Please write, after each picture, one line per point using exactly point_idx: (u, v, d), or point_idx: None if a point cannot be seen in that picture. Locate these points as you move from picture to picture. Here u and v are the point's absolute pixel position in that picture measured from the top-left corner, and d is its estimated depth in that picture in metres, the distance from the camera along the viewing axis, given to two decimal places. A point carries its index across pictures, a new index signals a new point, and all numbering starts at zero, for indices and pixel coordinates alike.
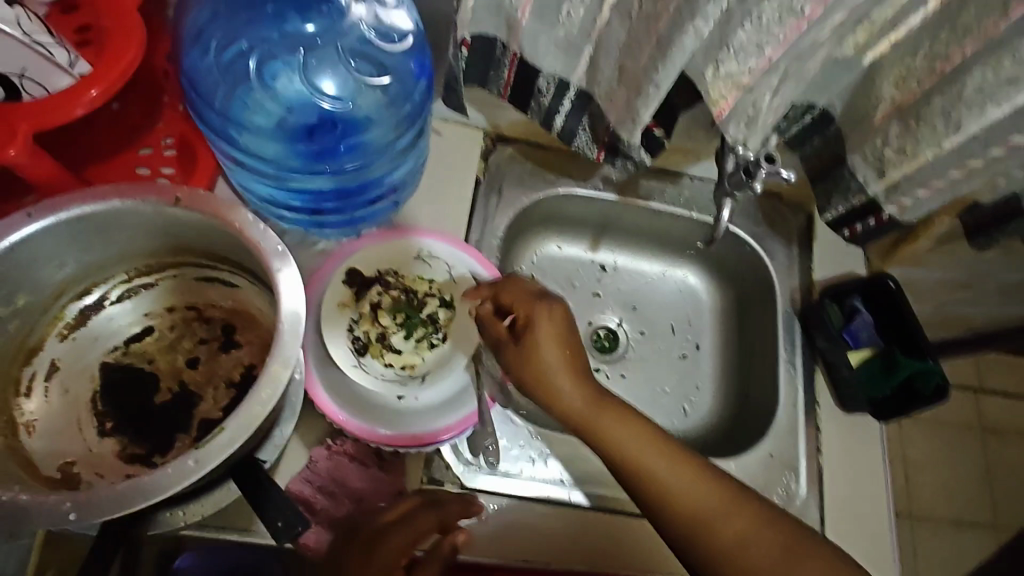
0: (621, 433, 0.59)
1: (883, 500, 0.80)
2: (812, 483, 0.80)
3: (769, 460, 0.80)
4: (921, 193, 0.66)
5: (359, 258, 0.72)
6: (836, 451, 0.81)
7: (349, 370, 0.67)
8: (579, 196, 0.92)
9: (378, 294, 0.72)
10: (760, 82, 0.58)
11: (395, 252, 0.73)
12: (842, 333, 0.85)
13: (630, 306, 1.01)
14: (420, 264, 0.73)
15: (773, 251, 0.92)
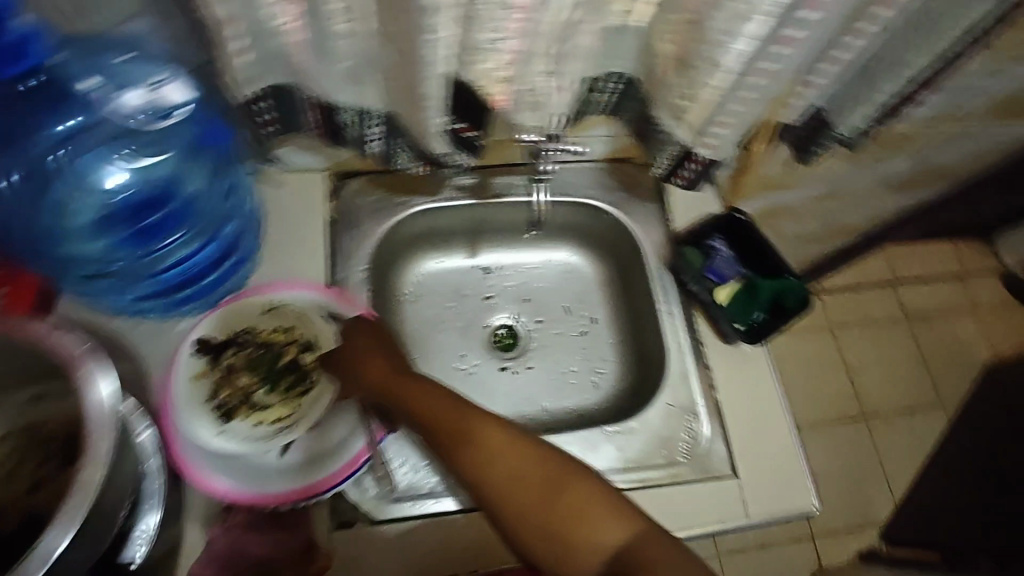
0: (413, 389, 0.63)
1: (782, 414, 0.84)
2: (712, 419, 0.84)
3: (669, 408, 0.84)
4: (720, 129, 0.70)
5: (207, 325, 0.74)
6: (730, 381, 0.86)
7: (213, 439, 0.69)
8: (440, 208, 0.94)
9: (232, 356, 0.74)
10: (522, 69, 0.59)
11: (243, 311, 0.75)
12: (707, 275, 0.89)
13: (521, 299, 1.04)
14: (271, 316, 0.76)
15: (632, 213, 0.96)
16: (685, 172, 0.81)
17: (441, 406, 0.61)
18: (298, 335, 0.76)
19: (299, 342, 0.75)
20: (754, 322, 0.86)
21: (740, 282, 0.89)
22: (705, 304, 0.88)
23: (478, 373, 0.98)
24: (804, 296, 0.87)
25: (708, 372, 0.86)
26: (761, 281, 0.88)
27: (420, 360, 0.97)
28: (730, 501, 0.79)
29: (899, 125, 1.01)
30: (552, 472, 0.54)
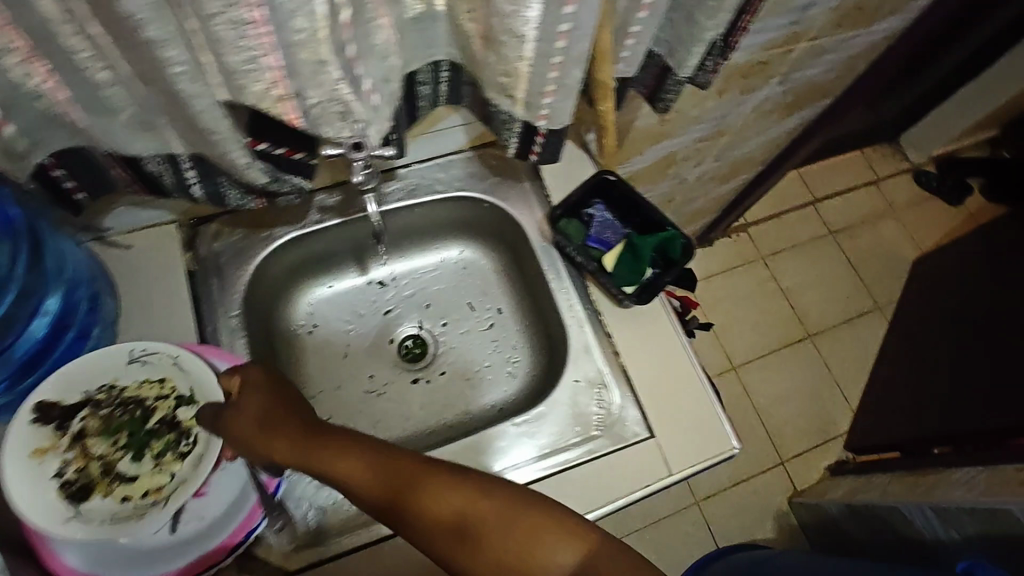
0: (334, 449, 0.61)
1: (687, 361, 0.84)
2: (621, 386, 0.83)
3: (577, 383, 0.83)
4: (547, 100, 0.68)
5: (54, 390, 0.67)
6: (631, 341, 0.85)
7: (59, 525, 0.61)
8: (311, 234, 0.90)
9: (84, 422, 0.68)
10: (302, 86, 0.54)
11: (100, 366, 0.69)
12: (590, 243, 0.88)
13: (423, 305, 1.01)
14: (137, 366, 0.70)
15: (508, 197, 0.94)
16: (536, 148, 0.79)
17: (355, 456, 0.60)
18: (168, 388, 0.71)
19: (171, 395, 0.71)
20: (642, 281, 0.87)
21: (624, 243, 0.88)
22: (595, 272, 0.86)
23: (391, 391, 0.95)
24: (686, 243, 0.88)
25: (609, 338, 0.86)
26: (642, 238, 0.88)
27: (326, 393, 0.93)
28: (651, 463, 0.79)
29: (746, 55, 1.03)
30: (496, 499, 0.55)
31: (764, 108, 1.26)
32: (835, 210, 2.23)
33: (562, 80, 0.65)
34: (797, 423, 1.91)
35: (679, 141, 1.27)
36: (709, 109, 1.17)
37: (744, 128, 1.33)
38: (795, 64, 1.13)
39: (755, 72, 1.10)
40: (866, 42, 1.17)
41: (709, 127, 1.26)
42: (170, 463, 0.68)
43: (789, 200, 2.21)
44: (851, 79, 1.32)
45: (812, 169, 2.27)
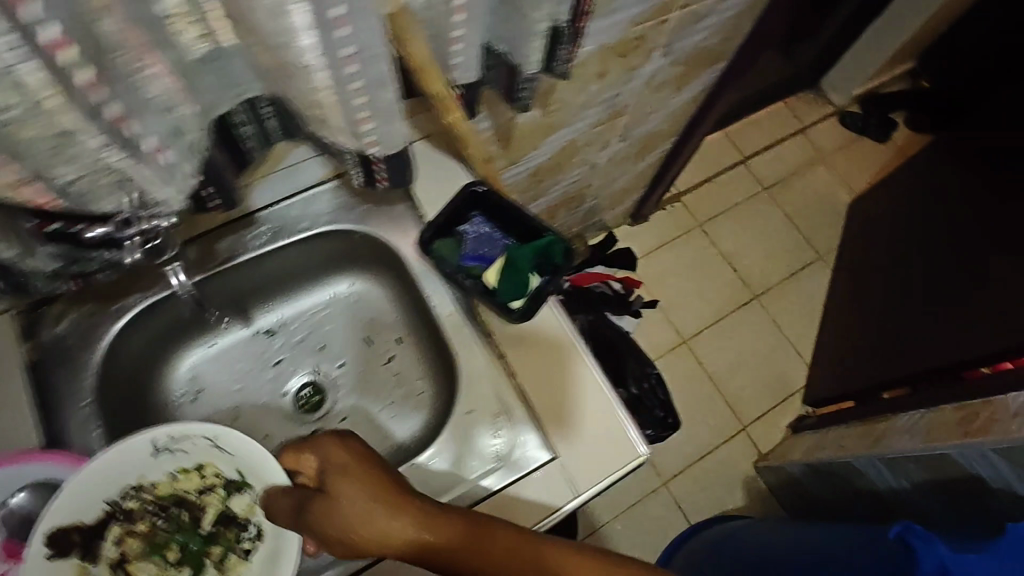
0: (445, 529, 0.60)
1: (586, 369, 0.81)
2: (518, 410, 0.78)
3: (471, 413, 0.78)
4: (369, 126, 0.62)
5: (81, 508, 0.68)
6: (526, 359, 0.81)
7: None
8: (170, 297, 0.82)
9: (126, 540, 0.74)
10: (37, 170, 0.53)
11: (121, 473, 0.70)
12: (467, 262, 0.82)
13: (316, 348, 0.95)
14: (163, 461, 0.72)
15: (381, 223, 0.88)
16: (382, 174, 0.73)
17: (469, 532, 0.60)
18: (201, 480, 0.75)
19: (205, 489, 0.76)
20: (528, 295, 0.82)
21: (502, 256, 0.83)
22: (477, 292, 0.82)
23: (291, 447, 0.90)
24: (566, 243, 0.82)
25: (502, 359, 0.81)
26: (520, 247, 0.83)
27: None
28: (555, 486, 0.75)
29: (614, 33, 0.97)
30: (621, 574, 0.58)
31: (656, 81, 1.21)
32: (766, 165, 2.20)
33: (373, 106, 0.59)
34: (753, 387, 1.91)
35: (574, 129, 1.21)
36: (594, 92, 1.12)
37: (640, 104, 1.28)
38: (672, 34, 1.07)
39: (631, 49, 1.05)
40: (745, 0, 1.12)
41: (601, 110, 1.20)
42: (234, 558, 0.75)
43: (719, 161, 2.18)
44: (741, 39, 1.28)
45: (739, 126, 2.23)
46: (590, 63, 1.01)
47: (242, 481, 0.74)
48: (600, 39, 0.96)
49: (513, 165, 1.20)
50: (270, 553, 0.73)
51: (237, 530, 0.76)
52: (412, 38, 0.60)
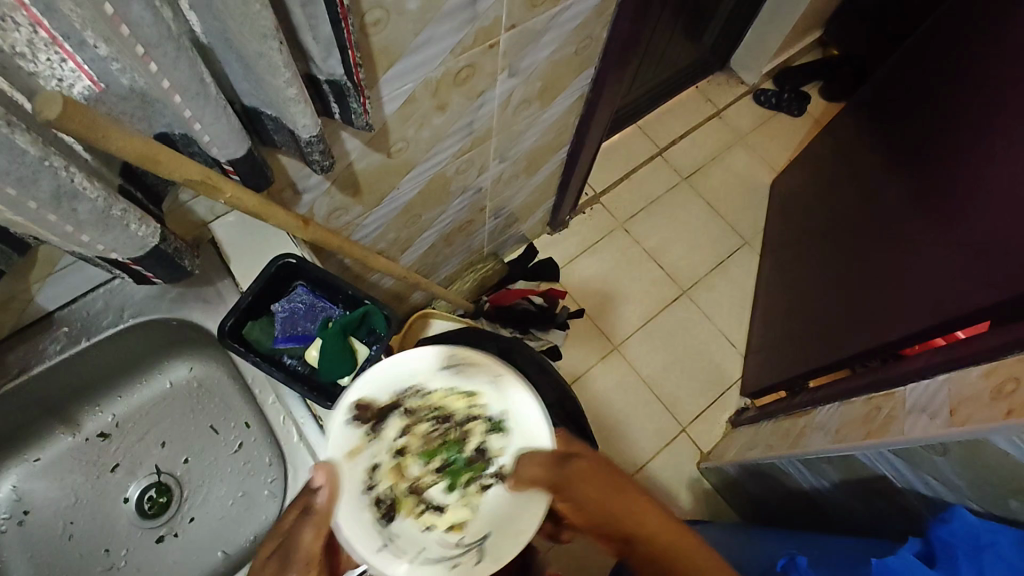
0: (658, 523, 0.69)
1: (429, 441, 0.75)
2: None
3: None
4: (87, 236, 0.54)
5: (373, 393, 0.71)
6: None
7: (375, 555, 0.65)
8: None
9: (403, 434, 0.72)
10: None
11: (408, 372, 0.73)
12: (283, 347, 0.76)
13: (158, 444, 0.88)
14: (444, 376, 0.74)
15: (196, 307, 0.81)
16: (151, 271, 0.66)
17: (670, 529, 0.69)
18: (476, 412, 0.73)
19: (483, 416, 0.73)
20: (354, 375, 0.75)
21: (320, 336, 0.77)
22: (300, 379, 0.74)
23: (132, 561, 0.82)
24: (384, 308, 0.78)
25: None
26: (338, 321, 0.77)
27: None
28: None
29: (436, 66, 0.90)
30: None
31: (513, 101, 1.15)
32: (684, 154, 2.15)
33: (75, 219, 0.52)
34: (689, 386, 1.87)
35: (436, 162, 1.15)
36: (442, 125, 1.05)
37: (506, 125, 1.21)
38: (510, 54, 1.01)
39: (466, 76, 0.98)
40: (588, 7, 1.06)
41: (461, 139, 1.14)
42: (472, 495, 0.71)
43: (635, 157, 2.13)
44: (601, 44, 1.22)
45: (653, 118, 2.18)
46: (421, 99, 0.95)
47: (504, 422, 0.73)
48: (419, 74, 0.89)
49: (375, 209, 1.13)
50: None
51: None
52: (112, 135, 0.53)
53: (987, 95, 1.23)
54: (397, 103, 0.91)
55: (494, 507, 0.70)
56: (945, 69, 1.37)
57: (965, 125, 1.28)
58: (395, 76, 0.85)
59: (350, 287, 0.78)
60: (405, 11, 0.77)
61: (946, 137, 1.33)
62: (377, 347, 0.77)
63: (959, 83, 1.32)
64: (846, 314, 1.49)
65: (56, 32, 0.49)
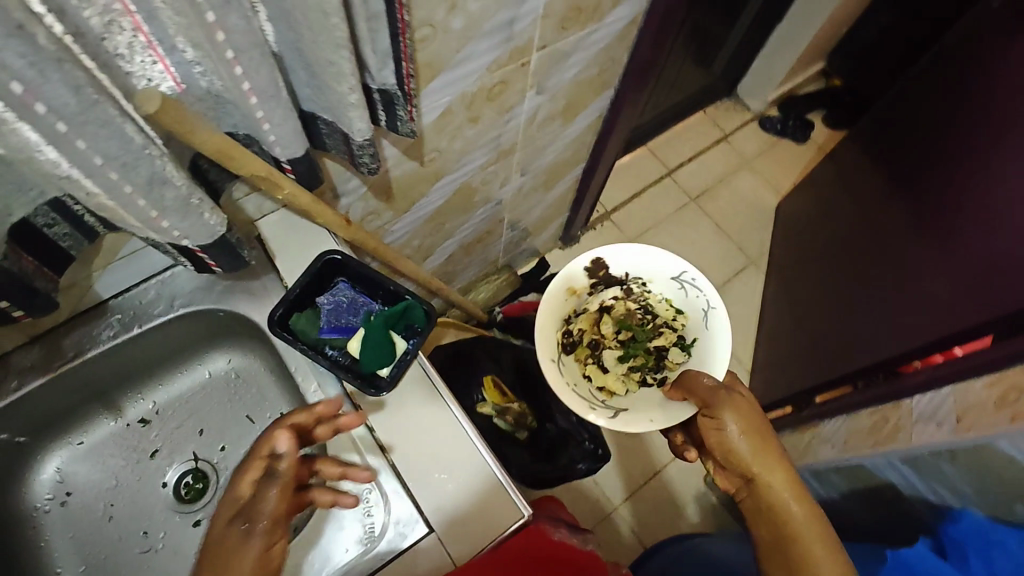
0: (775, 475, 0.91)
1: (463, 434, 0.77)
2: (386, 487, 0.74)
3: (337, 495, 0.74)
4: (165, 220, 0.59)
5: (634, 262, 1.27)
6: (399, 425, 0.77)
7: (549, 361, 1.20)
8: (14, 406, 0.78)
9: (610, 299, 1.30)
10: None
11: (650, 272, 1.27)
12: (327, 337, 0.80)
13: (196, 432, 0.91)
14: (677, 284, 1.26)
15: (240, 299, 0.85)
16: (212, 260, 0.70)
17: (785, 482, 0.91)
18: (677, 321, 1.28)
19: (674, 328, 1.28)
20: (394, 365, 0.79)
21: (362, 330, 0.81)
22: (342, 366, 0.78)
23: (168, 545, 0.85)
24: (425, 305, 0.84)
25: (372, 433, 0.76)
26: (381, 315, 0.82)
27: (89, 569, 0.82)
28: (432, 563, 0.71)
29: (472, 82, 0.96)
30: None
31: (538, 117, 1.21)
32: (691, 176, 2.22)
33: (159, 205, 0.56)
34: None
35: (463, 173, 1.20)
36: (473, 137, 1.11)
37: (529, 141, 1.28)
38: (539, 73, 1.07)
39: (498, 93, 1.04)
40: (612, 33, 1.13)
41: (487, 152, 1.20)
42: (674, 351, 1.26)
43: (645, 177, 2.20)
44: (621, 67, 1.28)
45: (662, 140, 2.26)
46: (456, 112, 1.01)
47: (691, 344, 1.25)
48: (457, 88, 0.95)
49: (404, 216, 1.19)
50: (657, 399, 1.19)
51: (657, 350, 1.28)
52: (197, 130, 0.58)
53: (986, 122, 1.29)
54: (434, 115, 0.97)
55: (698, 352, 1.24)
56: (945, 99, 1.44)
57: (965, 150, 1.33)
58: (436, 89, 0.91)
59: (391, 283, 0.82)
60: (451, 29, 0.83)
61: (946, 161, 1.39)
62: (416, 342, 0.81)
63: (958, 112, 1.38)
64: (852, 330, 1.52)
65: (154, 37, 0.55)
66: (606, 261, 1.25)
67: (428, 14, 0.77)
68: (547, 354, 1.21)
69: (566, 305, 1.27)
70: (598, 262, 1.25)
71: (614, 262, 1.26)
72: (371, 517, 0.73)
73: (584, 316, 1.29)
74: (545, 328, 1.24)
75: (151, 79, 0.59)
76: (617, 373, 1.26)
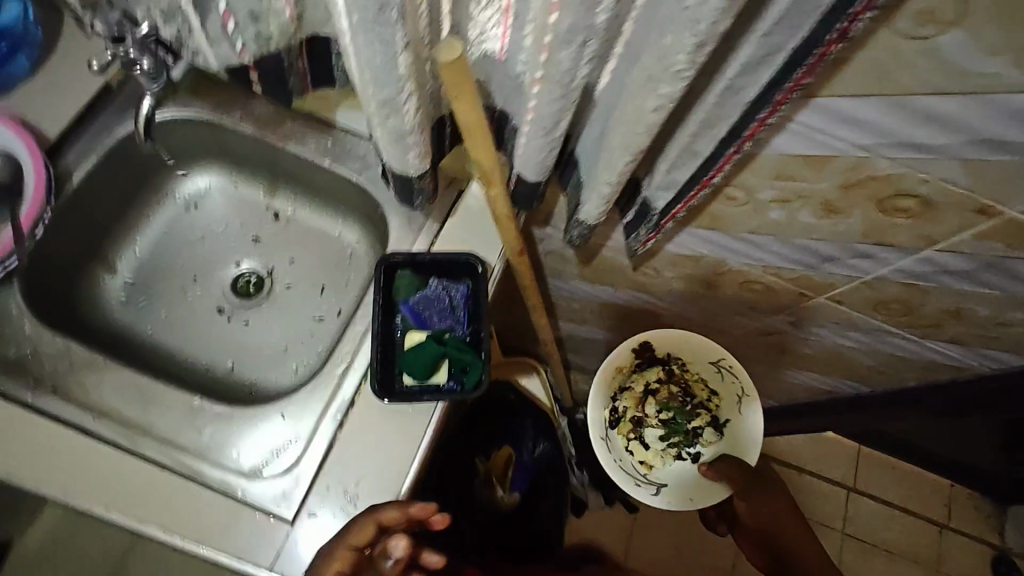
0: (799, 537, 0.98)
1: (393, 499, 0.71)
2: (301, 455, 0.72)
3: (278, 418, 0.74)
4: (377, 131, 0.61)
5: (680, 334, 1.00)
6: (362, 434, 0.73)
7: (595, 445, 0.98)
8: (225, 129, 0.90)
9: (651, 373, 1.04)
10: None
11: (692, 346, 1.01)
12: (405, 310, 0.79)
13: (289, 257, 0.99)
14: (719, 366, 1.01)
15: (397, 213, 0.86)
16: (394, 181, 0.71)
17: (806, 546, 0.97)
18: (716, 396, 1.03)
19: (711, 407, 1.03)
20: (414, 386, 0.74)
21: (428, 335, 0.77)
22: (382, 346, 0.76)
23: (194, 302, 0.95)
24: (486, 375, 0.76)
25: (346, 410, 0.74)
26: (451, 343, 0.77)
27: (151, 261, 0.95)
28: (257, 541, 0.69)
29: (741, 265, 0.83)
30: None
31: (771, 338, 1.03)
32: (868, 516, 1.78)
33: (380, 119, 0.58)
34: None
35: (664, 305, 1.08)
36: (696, 292, 0.98)
37: (742, 342, 1.10)
38: (811, 314, 0.89)
39: (755, 288, 0.89)
40: (922, 355, 0.89)
41: (699, 313, 1.06)
42: (710, 430, 1.02)
43: (827, 465, 1.81)
44: (902, 383, 1.02)
45: (880, 459, 1.82)
46: (702, 266, 0.88)
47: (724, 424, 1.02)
48: (721, 253, 0.83)
49: (584, 281, 1.11)
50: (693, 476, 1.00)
51: (694, 431, 1.03)
52: (464, 97, 0.56)
53: None
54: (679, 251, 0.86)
55: (735, 434, 1.01)
56: None
57: None
58: (701, 235, 0.80)
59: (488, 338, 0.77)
60: (763, 212, 0.71)
61: None
62: (452, 388, 0.75)
63: None
64: None
65: (514, 9, 0.54)
66: (652, 341, 1.00)
67: (755, 184, 0.66)
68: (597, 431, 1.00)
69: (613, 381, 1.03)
70: (646, 344, 0.99)
71: (660, 340, 1.01)
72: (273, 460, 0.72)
73: (629, 394, 1.04)
74: (591, 409, 1.00)
75: (485, 33, 0.58)
76: (657, 449, 1.03)
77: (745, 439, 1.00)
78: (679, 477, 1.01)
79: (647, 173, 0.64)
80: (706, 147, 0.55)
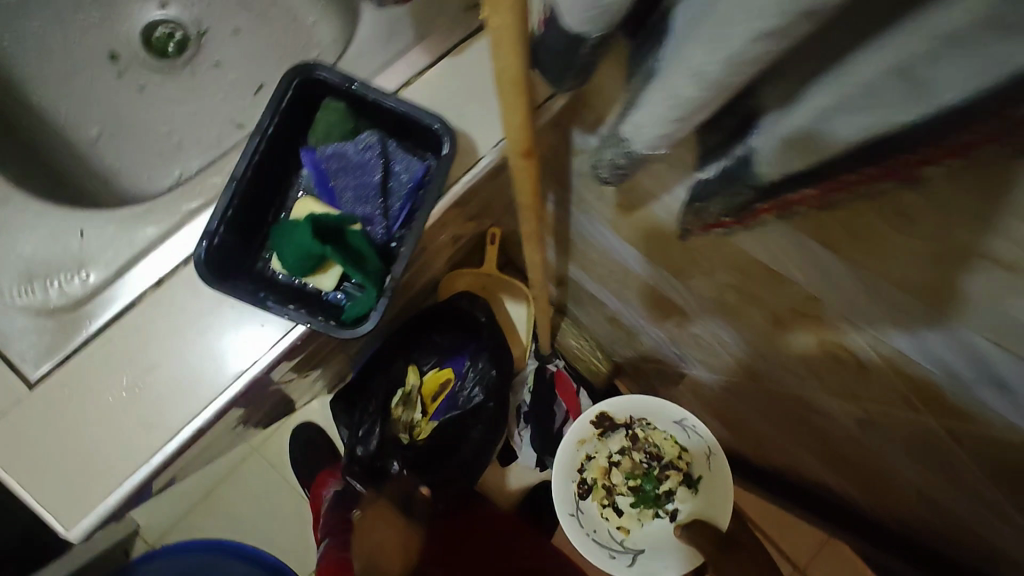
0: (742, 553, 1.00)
1: (183, 422, 0.49)
2: (82, 298, 0.50)
3: (75, 234, 0.51)
4: None
5: (633, 401, 0.88)
6: (179, 315, 0.50)
7: (563, 516, 0.88)
8: None
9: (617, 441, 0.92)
10: None
11: (649, 413, 0.88)
12: (312, 165, 0.50)
13: (233, 26, 0.70)
14: (679, 427, 0.88)
15: (375, 16, 0.54)
16: None
17: None
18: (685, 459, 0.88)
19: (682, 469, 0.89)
20: (264, 294, 0.47)
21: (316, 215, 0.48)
22: (250, 200, 0.48)
23: (84, 29, 0.68)
24: (376, 312, 0.48)
25: (174, 270, 0.50)
26: (348, 242, 0.48)
27: None
28: None
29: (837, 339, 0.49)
30: None
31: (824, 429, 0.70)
32: None
33: None
34: None
35: (701, 312, 0.77)
36: (756, 322, 0.65)
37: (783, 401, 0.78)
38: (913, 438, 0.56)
39: (844, 361, 0.57)
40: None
41: (742, 345, 0.74)
42: (683, 490, 0.89)
43: None
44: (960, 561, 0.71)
45: None
46: (782, 293, 0.56)
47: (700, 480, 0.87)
48: (824, 291, 0.50)
49: (616, 235, 0.79)
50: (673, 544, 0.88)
51: (666, 493, 0.90)
52: None
53: None
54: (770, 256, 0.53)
55: (712, 493, 0.86)
56: None
57: None
58: (812, 254, 0.47)
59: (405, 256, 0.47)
60: (949, 270, 0.37)
61: None
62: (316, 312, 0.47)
63: None
64: None
65: None
66: (605, 409, 0.88)
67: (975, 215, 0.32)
68: (565, 501, 0.89)
69: (579, 449, 0.91)
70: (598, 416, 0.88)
71: (617, 407, 0.89)
72: (41, 288, 0.50)
73: (594, 466, 0.91)
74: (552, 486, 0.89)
75: None
76: (633, 514, 0.90)
77: (719, 499, 0.86)
78: (658, 538, 0.88)
79: (767, 117, 0.30)
80: (944, 98, 0.20)
